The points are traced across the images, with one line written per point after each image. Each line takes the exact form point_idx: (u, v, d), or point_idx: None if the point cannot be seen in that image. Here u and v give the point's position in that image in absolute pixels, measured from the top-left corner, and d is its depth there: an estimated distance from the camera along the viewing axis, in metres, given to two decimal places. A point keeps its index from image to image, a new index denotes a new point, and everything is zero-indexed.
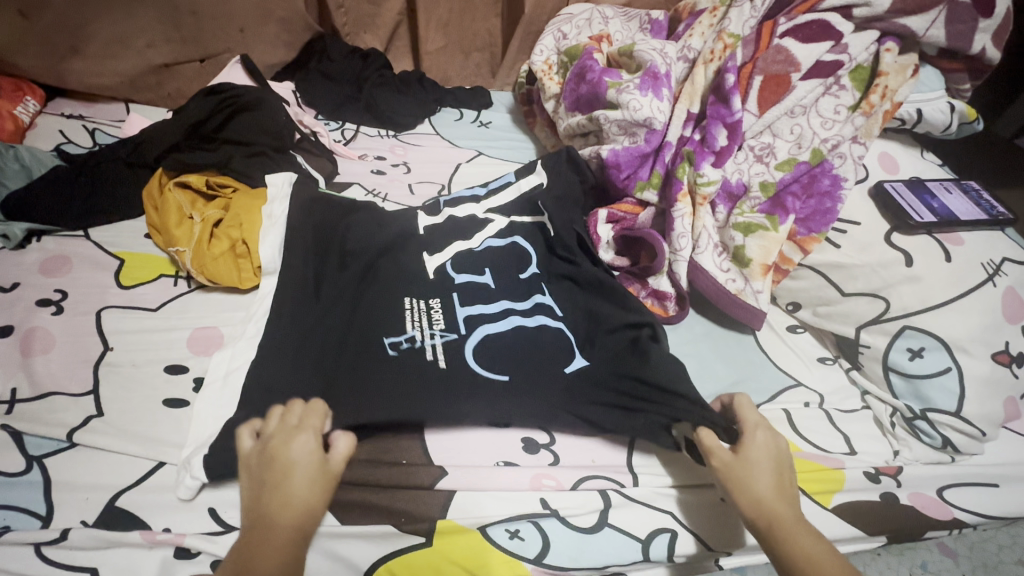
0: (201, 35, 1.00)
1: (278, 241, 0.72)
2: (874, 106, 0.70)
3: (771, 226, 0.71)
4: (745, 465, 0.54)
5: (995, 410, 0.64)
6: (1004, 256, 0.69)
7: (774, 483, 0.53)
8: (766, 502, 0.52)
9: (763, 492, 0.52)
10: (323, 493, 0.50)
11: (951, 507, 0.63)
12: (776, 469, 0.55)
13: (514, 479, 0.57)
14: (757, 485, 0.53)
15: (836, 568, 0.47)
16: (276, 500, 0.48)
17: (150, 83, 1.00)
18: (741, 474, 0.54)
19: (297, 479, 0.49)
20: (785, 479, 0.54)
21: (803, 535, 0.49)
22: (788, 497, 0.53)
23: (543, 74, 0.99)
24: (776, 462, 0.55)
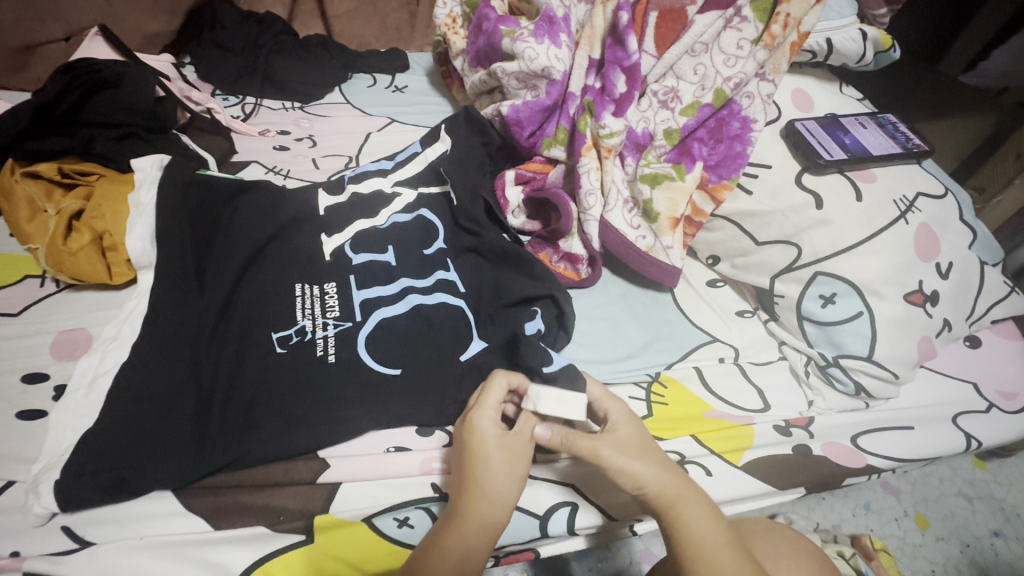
0: (57, 8, 0.87)
1: (149, 233, 0.66)
2: (776, 37, 0.65)
3: (678, 176, 0.67)
4: (624, 451, 0.47)
5: (907, 351, 0.62)
6: (918, 190, 0.65)
7: (651, 462, 0.48)
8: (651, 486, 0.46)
9: (646, 478, 0.47)
10: (514, 477, 0.46)
11: (865, 454, 0.61)
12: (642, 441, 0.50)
13: (402, 465, 0.55)
14: (637, 473, 0.47)
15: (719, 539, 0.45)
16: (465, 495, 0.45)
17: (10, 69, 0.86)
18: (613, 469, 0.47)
19: (490, 466, 0.46)
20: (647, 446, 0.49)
21: (685, 507, 0.46)
22: (663, 464, 0.48)
23: (448, 29, 0.92)
24: (647, 446, 0.49)
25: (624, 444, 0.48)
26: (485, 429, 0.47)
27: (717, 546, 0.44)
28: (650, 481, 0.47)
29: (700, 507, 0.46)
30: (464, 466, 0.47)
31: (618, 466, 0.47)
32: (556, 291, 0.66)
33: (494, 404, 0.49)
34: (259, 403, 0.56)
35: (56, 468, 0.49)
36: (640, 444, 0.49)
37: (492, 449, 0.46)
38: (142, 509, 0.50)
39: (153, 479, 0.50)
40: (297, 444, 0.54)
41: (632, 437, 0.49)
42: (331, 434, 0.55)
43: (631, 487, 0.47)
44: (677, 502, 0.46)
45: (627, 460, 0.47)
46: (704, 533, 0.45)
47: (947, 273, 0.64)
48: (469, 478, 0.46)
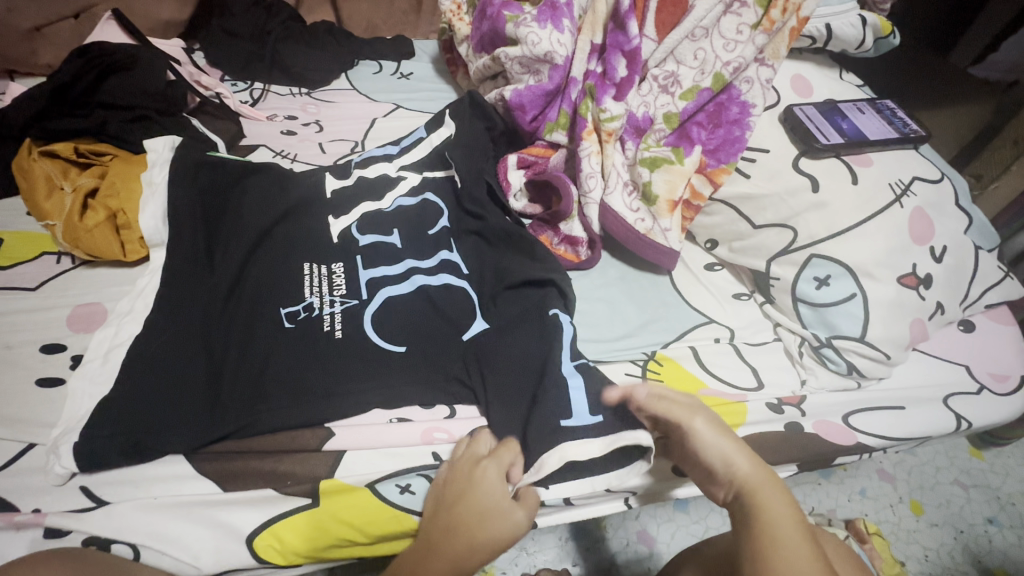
0: None
1: (161, 211, 0.68)
2: (775, 22, 0.66)
3: (677, 160, 0.68)
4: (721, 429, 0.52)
5: (899, 333, 0.63)
6: (914, 175, 0.66)
7: (746, 454, 0.51)
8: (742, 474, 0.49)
9: (738, 459, 0.50)
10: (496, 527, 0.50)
11: (856, 432, 0.62)
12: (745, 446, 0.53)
13: (405, 435, 0.57)
14: (732, 450, 0.51)
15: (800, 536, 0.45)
16: (456, 525, 0.50)
17: (23, 53, 0.88)
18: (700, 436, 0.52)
19: (477, 509, 0.50)
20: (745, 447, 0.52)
21: (769, 496, 0.48)
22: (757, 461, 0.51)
23: (452, 15, 0.93)
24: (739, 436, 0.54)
25: (724, 429, 0.53)
26: (484, 478, 0.51)
27: (793, 528, 0.45)
28: (740, 463, 0.50)
29: (783, 498, 0.48)
30: (456, 503, 0.51)
31: (718, 438, 0.51)
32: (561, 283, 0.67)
33: (495, 458, 0.53)
34: (268, 375, 0.58)
35: (75, 430, 0.52)
36: (733, 431, 0.54)
37: (481, 501, 0.50)
38: (156, 472, 0.52)
39: (167, 442, 0.52)
40: (303, 416, 0.56)
41: (726, 424, 0.54)
42: (336, 407, 0.57)
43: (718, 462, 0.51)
44: (763, 491, 0.48)
45: (720, 436, 0.52)
46: (785, 525, 0.46)
47: (941, 256, 0.65)
48: (459, 514, 0.50)
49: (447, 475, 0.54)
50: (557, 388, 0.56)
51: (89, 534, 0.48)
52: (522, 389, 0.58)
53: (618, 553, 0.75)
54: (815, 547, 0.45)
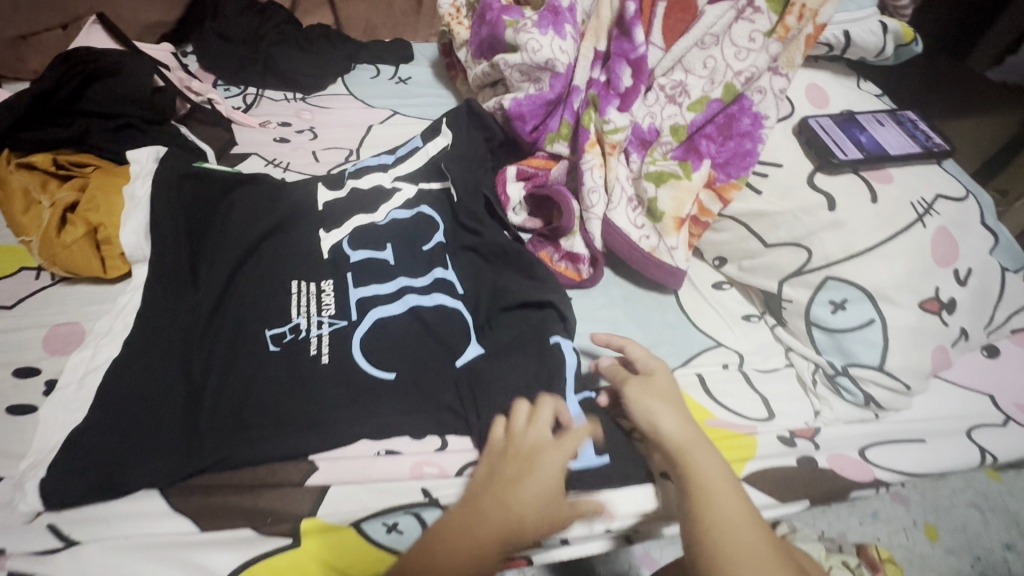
0: None
1: (143, 226, 0.65)
2: (790, 29, 0.62)
3: (684, 174, 0.65)
4: (651, 392, 0.53)
5: (920, 361, 0.59)
6: (938, 192, 0.62)
7: (679, 415, 0.51)
8: (674, 436, 0.50)
9: (669, 421, 0.51)
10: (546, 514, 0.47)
11: (873, 466, 0.59)
12: (680, 405, 0.53)
13: (392, 469, 0.54)
14: (659, 413, 0.51)
15: (730, 494, 0.46)
16: (503, 498, 0.46)
17: (9, 59, 0.86)
18: (635, 405, 0.53)
19: (530, 487, 0.46)
20: (682, 409, 0.53)
21: (698, 454, 0.48)
22: (692, 420, 0.52)
23: (451, 19, 0.89)
24: (678, 395, 0.54)
25: (661, 392, 0.54)
26: (547, 462, 0.48)
27: (719, 481, 0.46)
28: (668, 424, 0.51)
29: (711, 457, 0.48)
30: (508, 476, 0.48)
31: (650, 405, 0.52)
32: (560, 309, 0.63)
33: (559, 443, 0.50)
34: (251, 403, 0.55)
35: (42, 466, 0.49)
36: (676, 393, 0.55)
37: (536, 480, 0.47)
38: (129, 508, 0.49)
39: (139, 478, 0.50)
40: (287, 447, 0.53)
41: (666, 386, 0.55)
42: (321, 438, 0.54)
43: (649, 427, 0.51)
44: (692, 450, 0.49)
45: (654, 403, 0.52)
46: (715, 483, 0.46)
47: (965, 279, 0.61)
48: (510, 485, 0.47)
49: (503, 448, 0.51)
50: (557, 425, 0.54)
51: None
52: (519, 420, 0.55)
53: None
54: (745, 502, 0.46)
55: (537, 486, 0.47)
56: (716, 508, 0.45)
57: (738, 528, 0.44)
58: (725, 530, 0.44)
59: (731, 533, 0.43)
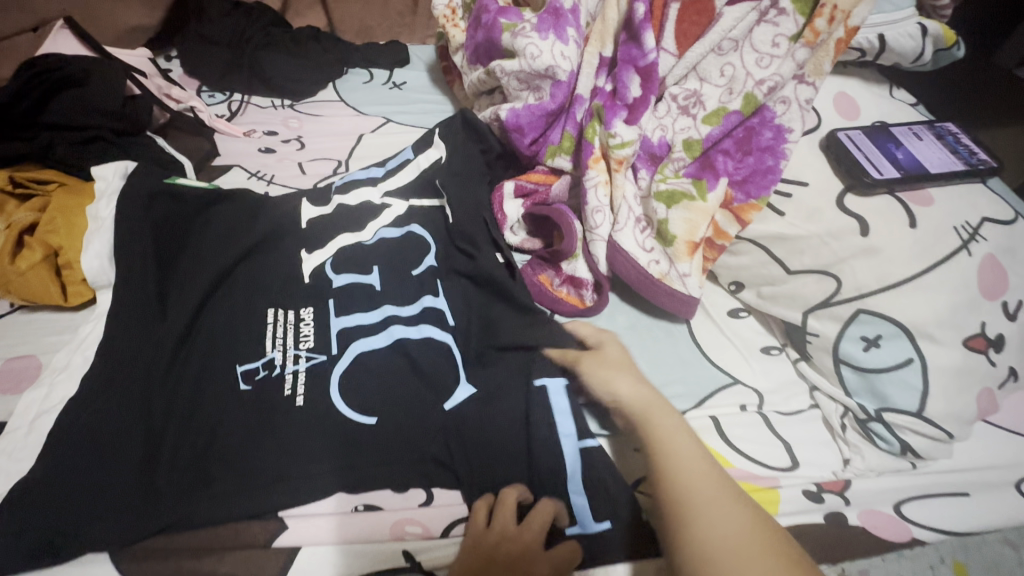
0: None
1: (107, 249, 0.60)
2: (819, 33, 0.55)
3: (699, 194, 0.58)
4: (604, 364, 0.54)
5: (963, 407, 0.53)
6: (983, 216, 0.56)
7: (633, 379, 0.53)
8: (632, 400, 0.51)
9: (625, 386, 0.52)
10: None
11: (911, 524, 0.52)
12: (634, 371, 0.54)
13: (369, 529, 0.49)
14: (613, 381, 0.52)
15: (690, 448, 0.47)
16: None
17: None
18: (592, 377, 0.53)
19: None
20: (637, 374, 0.54)
21: (655, 413, 0.50)
22: (646, 383, 0.53)
23: (446, 20, 0.83)
24: (630, 364, 0.55)
25: (614, 361, 0.55)
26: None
27: (679, 436, 0.48)
28: (623, 390, 0.52)
29: (670, 416, 0.50)
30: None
31: (605, 375, 0.53)
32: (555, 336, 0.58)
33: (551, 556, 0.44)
34: (216, 452, 0.50)
35: None
36: (627, 360, 0.56)
37: None
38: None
39: (84, 540, 0.45)
40: (251, 505, 0.48)
41: (618, 357, 0.55)
42: (292, 493, 0.49)
43: (607, 397, 0.52)
44: (649, 409, 0.50)
45: (609, 373, 0.53)
46: (675, 438, 0.47)
47: (1015, 313, 0.54)
48: None
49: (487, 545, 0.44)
50: (554, 484, 0.50)
51: None
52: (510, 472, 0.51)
53: None
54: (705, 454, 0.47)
55: None
56: (677, 458, 0.46)
57: (700, 478, 0.45)
58: (688, 481, 0.44)
59: (693, 481, 0.44)
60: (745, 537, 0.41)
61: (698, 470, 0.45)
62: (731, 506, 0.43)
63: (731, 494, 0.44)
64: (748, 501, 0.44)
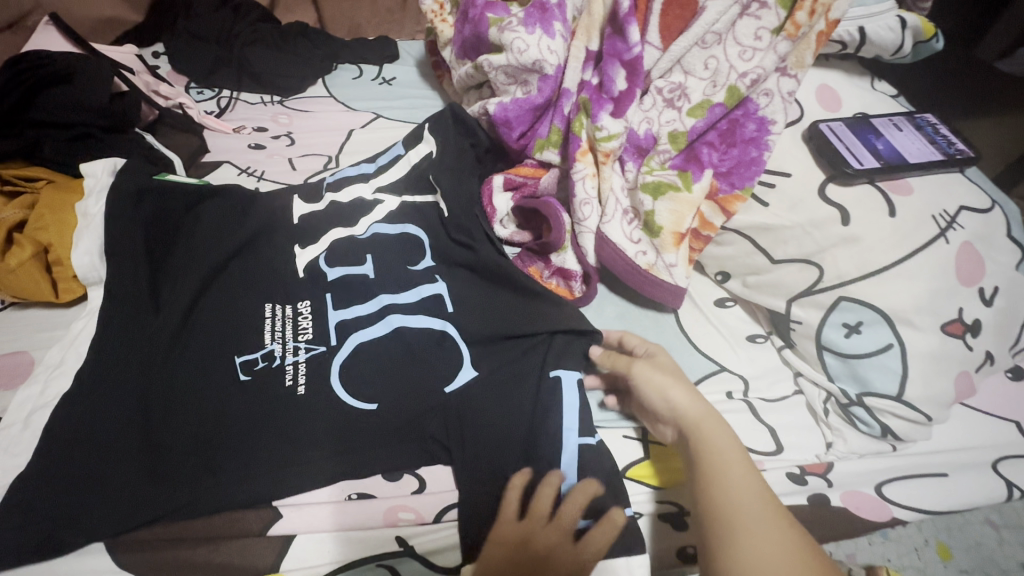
0: None
1: (98, 246, 0.60)
2: (800, 27, 0.56)
3: (684, 186, 0.59)
4: (660, 369, 0.53)
5: (941, 390, 0.54)
6: (961, 204, 0.57)
7: (686, 386, 0.52)
8: (683, 409, 0.50)
9: (677, 393, 0.51)
10: None
11: (891, 505, 0.54)
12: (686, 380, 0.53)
13: (362, 518, 0.49)
14: (668, 387, 0.51)
15: (742, 462, 0.46)
16: None
17: None
18: (643, 380, 0.53)
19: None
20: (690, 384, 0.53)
21: (708, 422, 0.49)
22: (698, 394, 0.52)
23: (434, 16, 0.84)
24: (681, 372, 0.54)
25: (667, 366, 0.54)
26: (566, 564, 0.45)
27: (731, 448, 0.47)
28: (677, 397, 0.51)
29: (722, 427, 0.49)
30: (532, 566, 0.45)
31: (657, 379, 0.52)
32: (580, 325, 0.58)
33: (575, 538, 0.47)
34: (214, 443, 0.51)
35: None
36: (679, 368, 0.55)
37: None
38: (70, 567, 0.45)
39: (84, 531, 0.45)
40: (249, 493, 0.48)
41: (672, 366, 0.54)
42: (288, 482, 0.49)
43: (660, 402, 0.51)
44: (701, 419, 0.49)
45: (661, 377, 0.52)
46: (727, 451, 0.47)
47: (991, 298, 0.56)
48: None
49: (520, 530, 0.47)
50: (545, 469, 0.50)
51: None
52: (501, 452, 0.51)
53: None
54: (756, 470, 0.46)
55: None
56: (727, 474, 0.45)
57: (750, 494, 0.44)
58: (735, 494, 0.44)
59: (742, 495, 0.44)
60: (789, 558, 0.40)
61: (745, 485, 0.44)
62: (782, 528, 0.42)
63: (782, 515, 0.43)
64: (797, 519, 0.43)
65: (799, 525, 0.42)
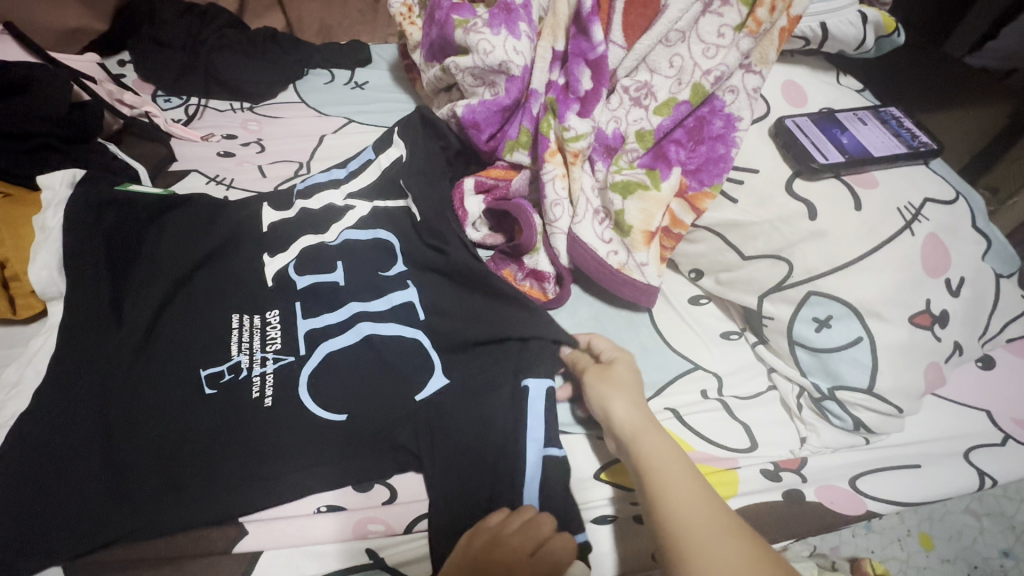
0: None
1: (56, 260, 0.59)
2: (762, 23, 0.56)
3: (653, 184, 0.59)
4: (607, 381, 0.52)
5: (911, 381, 0.54)
6: (925, 196, 0.57)
7: (630, 399, 0.50)
8: (625, 424, 0.49)
9: (619, 407, 0.50)
10: None
11: (865, 498, 0.55)
12: (635, 392, 0.52)
13: (334, 529, 0.48)
14: (611, 401, 0.50)
15: (680, 476, 0.45)
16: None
17: None
18: (589, 394, 0.52)
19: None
20: (638, 396, 0.51)
21: (647, 437, 0.48)
22: (644, 407, 0.50)
23: (403, 19, 0.83)
24: (635, 383, 0.53)
25: (615, 378, 0.52)
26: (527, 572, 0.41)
27: (669, 464, 0.45)
28: (619, 412, 0.50)
29: (661, 442, 0.47)
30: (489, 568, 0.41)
31: (601, 393, 0.51)
32: (549, 328, 0.57)
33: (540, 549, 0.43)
34: (177, 460, 0.49)
35: None
36: (634, 379, 0.53)
37: None
38: None
39: (40, 556, 0.44)
40: (213, 511, 0.47)
41: (626, 376, 0.53)
42: (254, 497, 0.48)
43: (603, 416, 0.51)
44: (640, 434, 0.48)
45: (604, 391, 0.51)
46: (664, 466, 0.45)
47: (957, 289, 0.56)
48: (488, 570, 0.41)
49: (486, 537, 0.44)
50: (518, 474, 0.50)
51: None
52: (473, 458, 0.51)
53: None
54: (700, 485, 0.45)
55: None
56: (663, 490, 0.44)
57: (686, 511, 0.43)
58: (670, 511, 0.43)
59: (675, 513, 0.43)
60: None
61: (680, 502, 0.43)
62: (715, 543, 0.40)
63: (719, 529, 0.41)
64: (742, 532, 0.41)
65: (740, 540, 0.41)
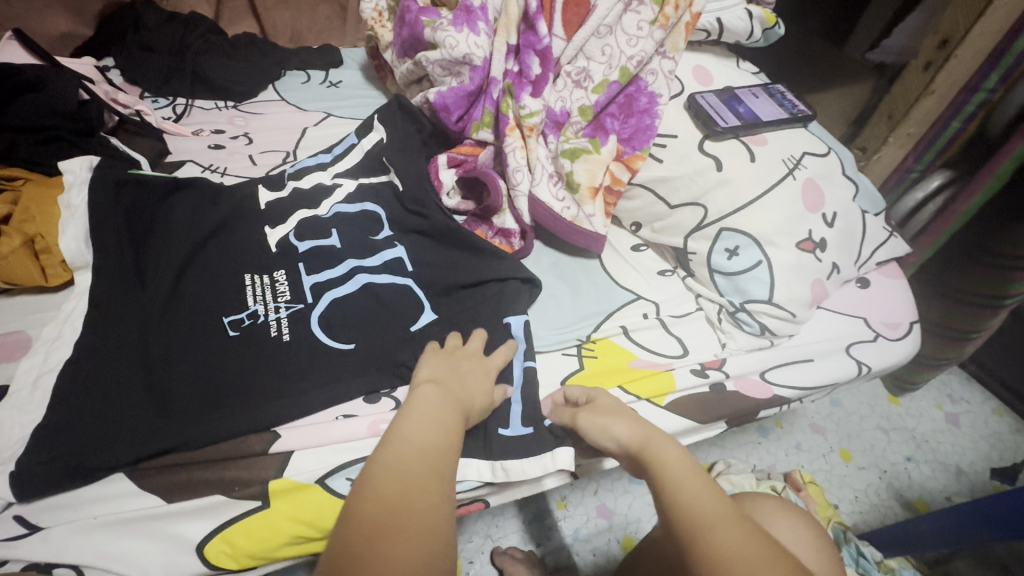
0: None
1: (82, 233, 0.66)
2: (669, 18, 0.72)
3: (594, 149, 0.73)
4: (601, 412, 0.56)
5: (802, 292, 0.70)
6: (804, 151, 0.74)
7: (628, 422, 0.53)
8: (627, 440, 0.51)
9: (617, 426, 0.53)
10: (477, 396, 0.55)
11: (772, 386, 0.69)
12: (629, 416, 0.55)
13: (352, 430, 0.59)
14: (610, 424, 0.53)
15: (688, 467, 0.46)
16: (456, 380, 0.54)
17: None
18: (587, 426, 0.55)
19: (473, 377, 0.56)
20: (634, 417, 0.54)
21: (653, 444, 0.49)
22: (642, 423, 0.53)
23: (374, 22, 0.95)
24: (623, 408, 0.57)
25: (602, 408, 0.57)
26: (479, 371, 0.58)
27: (676, 460, 0.46)
28: (619, 431, 0.52)
29: (667, 444, 0.48)
30: (456, 364, 0.57)
31: (600, 420, 0.54)
32: (516, 270, 0.71)
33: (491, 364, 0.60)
34: (212, 387, 0.58)
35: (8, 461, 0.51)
36: (623, 408, 0.57)
37: (475, 373, 0.57)
38: (96, 493, 0.52)
39: (104, 464, 0.52)
40: (249, 422, 0.57)
41: (611, 405, 0.58)
42: (284, 410, 0.58)
43: (606, 440, 0.53)
44: (644, 442, 0.49)
45: (603, 419, 0.54)
46: (672, 462, 0.46)
47: (832, 221, 0.72)
48: (457, 368, 0.56)
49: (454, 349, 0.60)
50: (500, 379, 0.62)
51: (31, 561, 0.48)
52: None
53: (578, 530, 0.86)
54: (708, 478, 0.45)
55: (478, 377, 0.57)
56: (675, 482, 0.44)
57: (698, 495, 0.42)
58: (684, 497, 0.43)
59: (688, 498, 0.43)
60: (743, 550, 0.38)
61: (691, 488, 0.43)
62: (729, 523, 0.40)
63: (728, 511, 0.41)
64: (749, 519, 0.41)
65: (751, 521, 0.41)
